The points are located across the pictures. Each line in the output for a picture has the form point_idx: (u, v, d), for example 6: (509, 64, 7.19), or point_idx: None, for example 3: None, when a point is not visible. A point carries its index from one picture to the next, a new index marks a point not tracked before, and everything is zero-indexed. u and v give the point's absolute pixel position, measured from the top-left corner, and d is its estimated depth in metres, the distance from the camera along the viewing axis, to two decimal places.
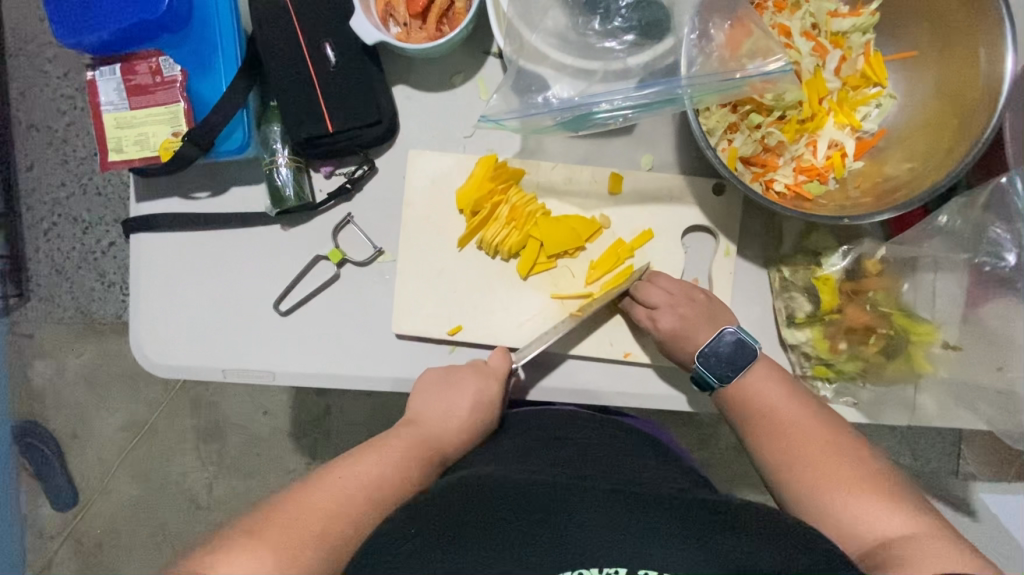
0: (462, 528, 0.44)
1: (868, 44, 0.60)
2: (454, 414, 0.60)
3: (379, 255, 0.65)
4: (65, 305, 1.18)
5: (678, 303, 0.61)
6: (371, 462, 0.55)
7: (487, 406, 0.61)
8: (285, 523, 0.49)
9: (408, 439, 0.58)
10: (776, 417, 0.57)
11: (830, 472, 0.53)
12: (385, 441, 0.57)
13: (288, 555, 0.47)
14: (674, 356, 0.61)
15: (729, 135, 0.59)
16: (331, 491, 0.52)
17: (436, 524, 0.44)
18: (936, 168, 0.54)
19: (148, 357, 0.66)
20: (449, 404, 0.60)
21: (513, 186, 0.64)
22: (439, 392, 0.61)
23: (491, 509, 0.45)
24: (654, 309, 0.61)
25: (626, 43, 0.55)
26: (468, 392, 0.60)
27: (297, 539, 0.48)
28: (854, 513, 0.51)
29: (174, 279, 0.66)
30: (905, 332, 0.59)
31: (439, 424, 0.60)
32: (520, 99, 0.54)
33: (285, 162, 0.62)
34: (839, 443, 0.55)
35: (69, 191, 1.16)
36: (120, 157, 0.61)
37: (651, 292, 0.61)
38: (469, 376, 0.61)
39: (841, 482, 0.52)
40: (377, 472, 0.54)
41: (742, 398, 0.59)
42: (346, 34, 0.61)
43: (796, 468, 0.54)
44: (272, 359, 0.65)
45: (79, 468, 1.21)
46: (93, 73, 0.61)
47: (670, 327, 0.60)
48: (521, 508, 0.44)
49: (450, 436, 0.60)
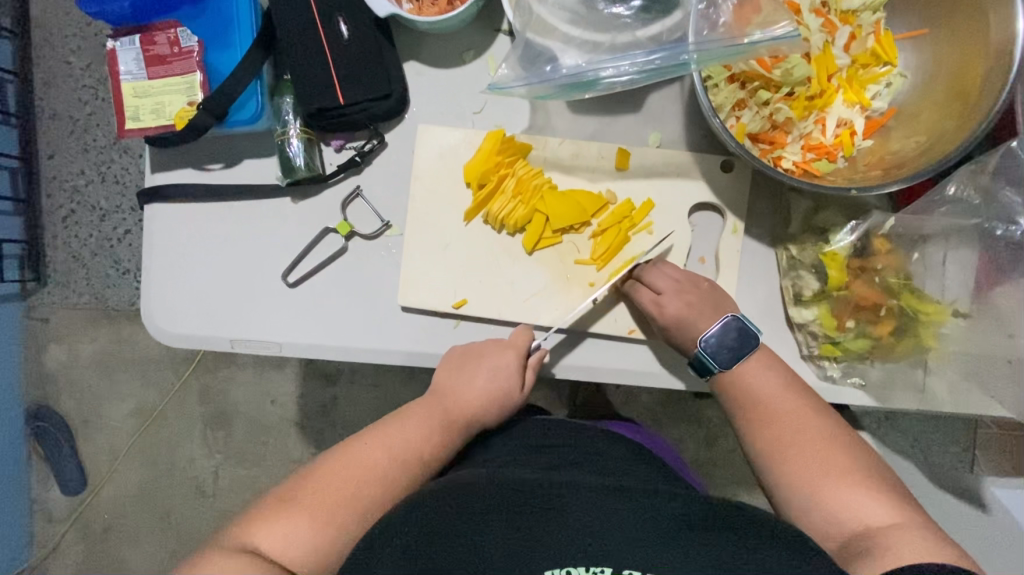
0: (456, 519, 0.44)
1: (878, 23, 0.60)
2: (467, 391, 0.61)
3: (386, 228, 0.66)
4: (80, 290, 1.20)
5: (684, 289, 0.61)
6: (394, 432, 0.58)
7: (505, 378, 0.61)
8: (319, 490, 0.53)
9: (428, 411, 0.60)
10: (767, 405, 0.57)
11: (817, 461, 0.53)
12: (407, 410, 0.60)
13: (323, 519, 0.51)
14: (677, 340, 0.60)
15: (738, 111, 0.59)
16: (352, 467, 0.55)
17: (430, 517, 0.45)
18: (945, 142, 0.54)
19: (159, 326, 0.67)
20: (468, 379, 0.61)
21: (520, 160, 0.64)
22: (459, 366, 0.62)
23: (477, 507, 0.45)
24: (661, 293, 0.61)
25: (633, 9, 0.56)
26: (484, 365, 0.61)
27: (327, 505, 0.52)
28: (838, 503, 0.51)
29: (186, 247, 0.67)
30: (912, 310, 0.58)
31: (460, 397, 0.61)
32: (529, 68, 0.55)
33: (296, 134, 0.63)
34: (830, 434, 0.54)
35: (88, 179, 1.19)
36: (136, 125, 0.62)
37: (657, 278, 0.62)
38: (487, 350, 0.62)
39: (825, 472, 0.52)
40: (400, 442, 0.57)
41: (737, 386, 0.58)
42: (359, 8, 0.62)
43: (783, 457, 0.54)
44: (279, 330, 0.66)
45: (90, 452, 1.22)
46: (115, 44, 0.62)
47: (677, 313, 0.59)
48: (510, 509, 0.45)
49: (471, 410, 0.61)
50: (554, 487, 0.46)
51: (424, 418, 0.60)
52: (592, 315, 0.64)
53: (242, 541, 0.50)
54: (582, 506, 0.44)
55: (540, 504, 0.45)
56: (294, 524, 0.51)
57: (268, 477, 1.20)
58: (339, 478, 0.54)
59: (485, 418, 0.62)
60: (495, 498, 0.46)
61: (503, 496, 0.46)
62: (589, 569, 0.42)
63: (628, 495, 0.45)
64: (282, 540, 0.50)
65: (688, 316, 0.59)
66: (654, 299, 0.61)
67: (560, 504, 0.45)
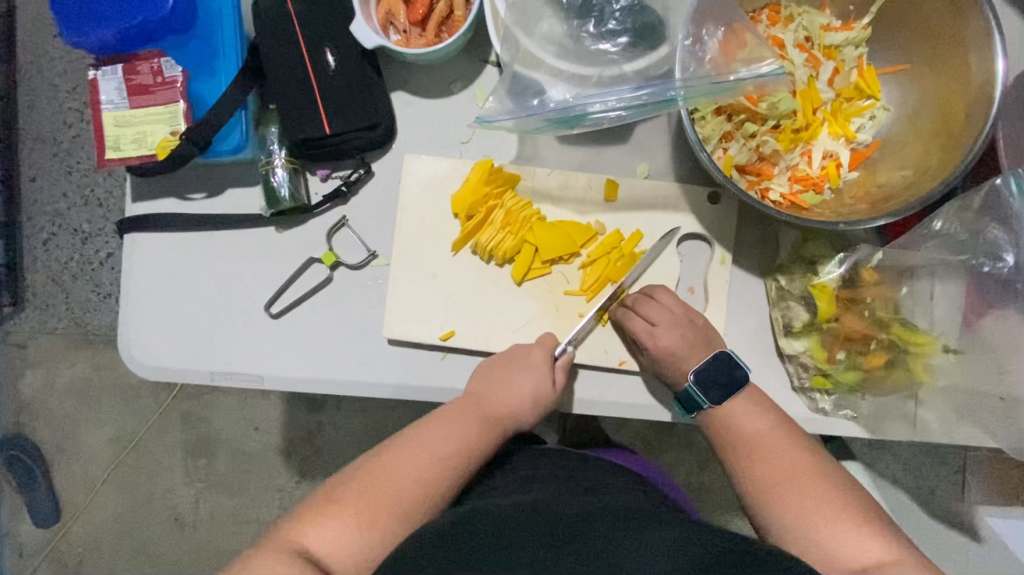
0: (460, 545, 0.43)
1: (861, 58, 0.61)
2: (509, 391, 0.59)
3: (373, 258, 0.65)
4: (59, 315, 1.17)
5: (679, 322, 0.59)
6: (435, 431, 0.56)
7: (545, 376, 0.59)
8: (361, 489, 0.51)
9: (469, 410, 0.58)
10: (755, 441, 0.56)
11: (813, 497, 0.52)
12: (443, 410, 0.58)
13: (369, 520, 0.49)
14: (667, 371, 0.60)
15: (724, 143, 0.60)
16: (396, 468, 0.53)
17: (450, 539, 0.44)
18: (930, 176, 0.54)
19: (136, 359, 0.65)
20: (507, 379, 0.59)
21: (509, 191, 0.63)
22: (499, 368, 0.60)
23: (497, 531, 0.45)
24: (655, 324, 0.59)
25: (620, 46, 0.56)
26: (527, 364, 0.59)
27: (374, 507, 0.50)
28: (838, 540, 0.49)
29: (167, 278, 0.65)
30: (903, 342, 0.57)
31: (499, 397, 0.59)
32: (516, 100, 0.55)
33: (281, 163, 0.63)
34: (822, 471, 0.53)
35: (70, 202, 1.17)
36: (117, 155, 0.61)
37: (651, 308, 0.60)
38: (527, 348, 0.61)
39: (822, 509, 0.51)
40: (442, 444, 0.55)
41: (726, 424, 0.57)
42: (346, 39, 0.62)
43: (778, 494, 0.52)
44: (261, 362, 0.65)
45: (64, 483, 1.19)
46: (95, 73, 0.61)
47: (671, 345, 0.58)
48: (530, 530, 0.45)
49: (511, 410, 0.59)
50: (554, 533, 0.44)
51: (467, 417, 0.57)
52: (581, 346, 0.63)
53: (291, 540, 0.47)
54: (574, 557, 0.41)
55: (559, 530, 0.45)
56: (340, 521, 0.49)
57: (251, 507, 1.16)
58: (379, 479, 0.52)
59: (524, 419, 0.60)
60: (491, 536, 0.44)
61: (501, 534, 0.44)
62: None
63: (621, 533, 0.44)
64: (330, 540, 0.48)
65: (675, 348, 0.59)
66: (649, 329, 0.59)
67: (551, 537, 0.44)
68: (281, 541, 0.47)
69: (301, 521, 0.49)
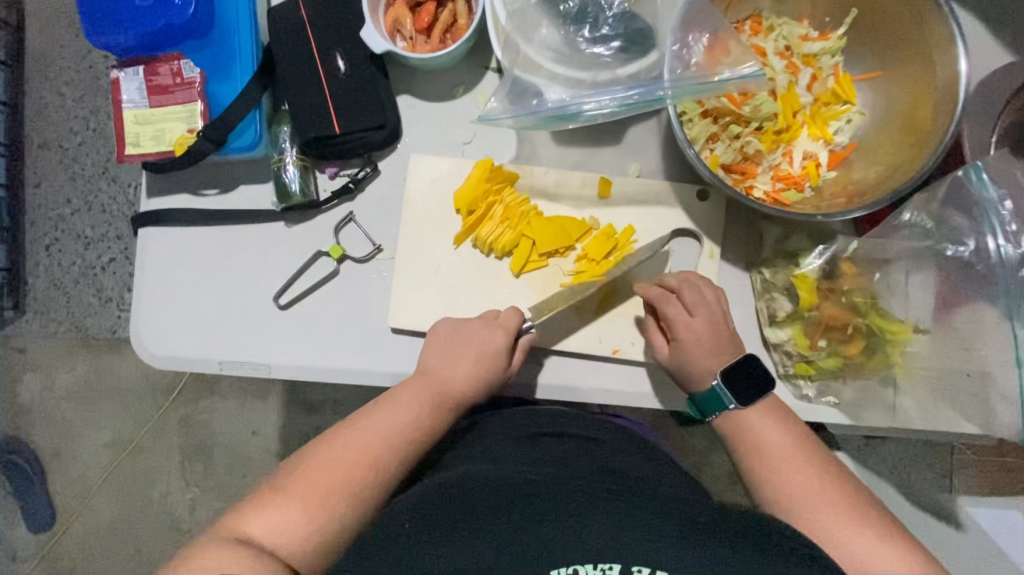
0: (438, 522, 0.44)
1: (837, 65, 0.65)
2: (456, 368, 0.60)
3: (378, 252, 0.68)
4: (60, 319, 1.19)
5: (715, 314, 0.60)
6: (384, 414, 0.57)
7: (493, 358, 0.60)
8: (309, 474, 0.53)
9: (417, 389, 0.59)
10: (778, 456, 0.55)
11: (837, 511, 0.51)
12: (393, 391, 0.59)
13: (314, 505, 0.51)
14: (697, 366, 0.59)
15: (711, 144, 0.64)
16: (344, 452, 0.54)
17: (428, 515, 0.45)
18: (902, 172, 0.58)
19: (147, 349, 0.67)
20: (456, 360, 0.61)
21: (508, 188, 0.67)
22: (452, 347, 0.61)
23: (477, 500, 0.45)
24: (694, 316, 0.60)
25: (614, 49, 0.60)
26: (475, 344, 0.60)
27: (318, 491, 0.52)
28: (867, 555, 0.49)
29: (180, 270, 0.68)
30: (879, 329, 0.61)
31: (448, 377, 0.60)
32: (516, 101, 0.58)
33: (292, 161, 0.66)
34: (843, 485, 0.53)
35: (74, 208, 1.20)
36: (136, 151, 0.64)
37: (690, 294, 0.61)
38: (479, 328, 0.61)
39: (847, 522, 0.50)
40: (390, 425, 0.57)
41: (748, 438, 0.57)
42: (355, 45, 0.66)
43: (804, 508, 0.52)
44: (268, 351, 0.67)
45: (60, 486, 1.19)
46: (118, 73, 0.65)
47: (705, 334, 0.59)
48: (508, 499, 0.45)
49: (458, 389, 0.60)
50: (531, 504, 0.44)
51: (415, 397, 0.58)
52: (576, 335, 0.66)
53: (235, 527, 0.49)
54: (547, 533, 0.42)
55: (537, 498, 0.45)
56: (285, 509, 0.51)
57: None
58: (326, 463, 0.54)
59: (472, 397, 0.61)
60: (471, 506, 0.45)
61: (480, 506, 0.45)
62: (598, 566, 0.41)
63: (599, 507, 0.44)
64: (273, 526, 0.50)
65: (704, 339, 0.59)
66: (686, 319, 0.60)
67: (532, 506, 0.44)
68: (230, 528, 0.49)
69: (248, 507, 0.51)
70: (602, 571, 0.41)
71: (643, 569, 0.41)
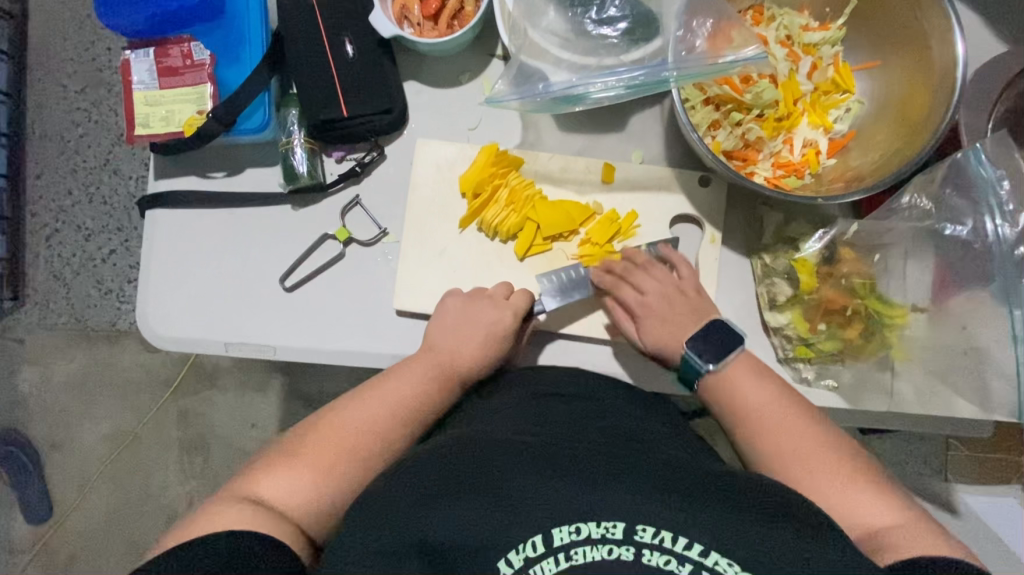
0: (447, 482, 0.45)
1: (837, 55, 0.67)
2: (465, 345, 0.62)
3: (383, 235, 0.69)
4: (60, 310, 1.19)
5: (668, 291, 0.63)
6: (394, 386, 0.58)
7: (503, 337, 0.62)
8: (320, 440, 0.53)
9: (428, 363, 0.60)
10: (768, 412, 0.55)
11: (826, 463, 0.51)
12: (406, 364, 0.60)
13: (324, 470, 0.51)
14: (661, 338, 0.62)
15: (713, 131, 0.65)
16: (355, 421, 0.55)
17: (439, 474, 0.45)
18: (900, 157, 0.59)
19: (153, 330, 0.68)
20: (465, 336, 0.62)
21: (513, 172, 0.68)
22: (461, 324, 0.63)
23: (488, 460, 0.46)
24: (645, 293, 0.63)
25: (620, 30, 0.61)
26: (486, 321, 0.62)
27: (328, 458, 0.52)
28: (858, 506, 0.49)
29: (187, 251, 0.69)
30: (878, 314, 0.62)
31: (458, 354, 0.61)
32: (522, 83, 0.59)
33: (300, 144, 0.67)
34: (836, 440, 0.53)
35: (75, 199, 1.20)
36: (146, 131, 0.65)
37: (641, 278, 0.63)
38: (490, 306, 0.63)
39: (839, 475, 0.50)
40: (399, 397, 0.57)
41: (737, 395, 0.57)
42: (363, 31, 0.67)
43: (794, 461, 0.52)
44: (273, 334, 0.68)
45: (58, 478, 1.19)
46: (130, 54, 0.66)
47: (661, 310, 0.62)
48: (518, 459, 0.46)
49: (469, 366, 0.61)
50: (541, 464, 0.45)
51: (425, 370, 0.60)
52: (578, 318, 0.67)
53: (245, 489, 0.50)
54: (555, 492, 0.43)
55: (547, 459, 0.45)
56: (293, 473, 0.51)
57: None
58: (335, 430, 0.54)
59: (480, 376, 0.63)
60: (481, 466, 0.45)
61: (491, 465, 0.45)
62: (604, 525, 0.42)
63: (610, 470, 0.44)
64: (281, 489, 0.50)
65: (658, 314, 0.62)
66: (640, 299, 0.63)
67: (543, 467, 0.45)
68: (242, 490, 0.50)
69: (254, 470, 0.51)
70: (608, 530, 0.42)
71: (647, 529, 0.41)
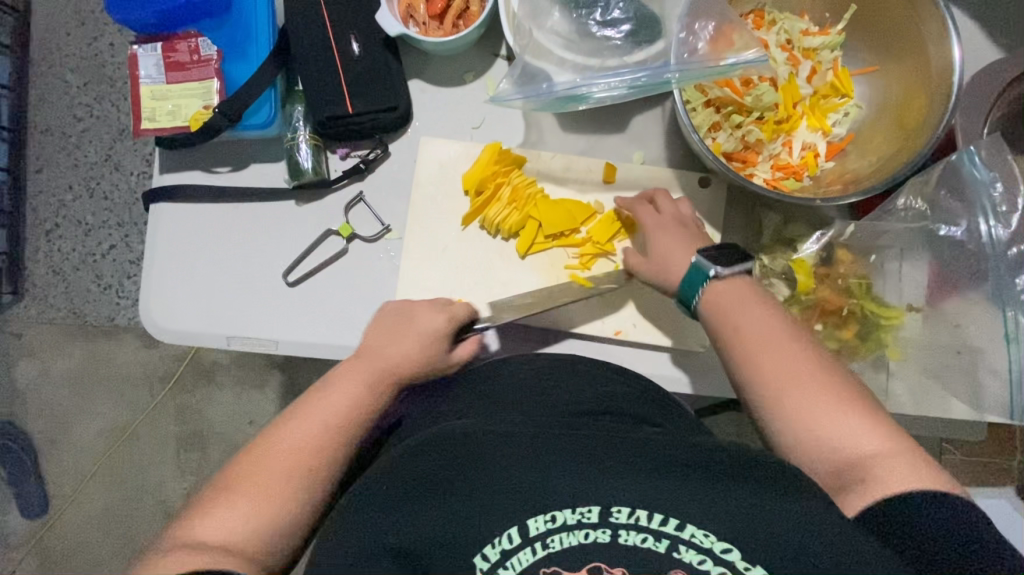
0: (422, 481, 0.44)
1: (836, 60, 0.68)
2: (397, 350, 0.59)
3: (386, 232, 0.69)
4: (59, 305, 1.20)
5: (683, 220, 0.63)
6: (325, 398, 0.56)
7: (439, 338, 0.61)
8: (255, 470, 0.52)
9: (361, 371, 0.58)
10: (763, 337, 0.53)
11: (815, 393, 0.50)
12: (334, 374, 0.58)
13: (262, 499, 0.50)
14: (664, 253, 0.61)
15: (713, 133, 0.65)
16: (288, 443, 0.53)
17: (414, 475, 0.44)
18: (897, 160, 0.60)
19: (156, 323, 0.68)
20: (398, 341, 0.60)
21: (515, 170, 0.68)
22: (394, 329, 0.61)
23: (463, 452, 0.45)
24: (660, 212, 0.64)
25: (624, 32, 0.62)
26: (419, 324, 0.60)
27: (265, 487, 0.51)
28: (841, 435, 0.49)
29: (191, 246, 0.69)
30: (875, 314, 0.63)
31: (390, 356, 0.59)
32: (526, 83, 0.60)
33: (305, 140, 0.67)
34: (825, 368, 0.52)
35: (76, 194, 1.20)
36: (152, 126, 0.66)
37: (659, 199, 0.65)
38: (424, 308, 0.62)
39: (827, 405, 0.50)
40: (331, 409, 0.56)
41: (730, 322, 0.55)
42: (370, 29, 0.68)
43: (782, 391, 0.51)
44: (276, 328, 0.68)
45: (54, 472, 1.19)
46: (137, 49, 0.66)
47: (673, 227, 0.62)
48: (492, 449, 0.45)
49: (403, 369, 0.59)
50: (516, 452, 0.44)
51: (356, 377, 0.58)
52: (578, 316, 0.68)
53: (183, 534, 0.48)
54: (530, 479, 0.43)
55: (521, 448, 0.45)
56: (231, 508, 0.50)
57: None
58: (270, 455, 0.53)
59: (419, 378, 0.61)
60: (456, 464, 0.44)
61: (466, 462, 0.44)
62: (578, 510, 0.42)
63: (585, 455, 0.44)
64: (220, 526, 0.49)
65: (670, 231, 0.62)
66: (655, 216, 0.63)
67: (516, 455, 0.44)
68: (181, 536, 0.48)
69: (202, 507, 0.50)
70: (582, 514, 0.42)
71: (622, 510, 0.42)
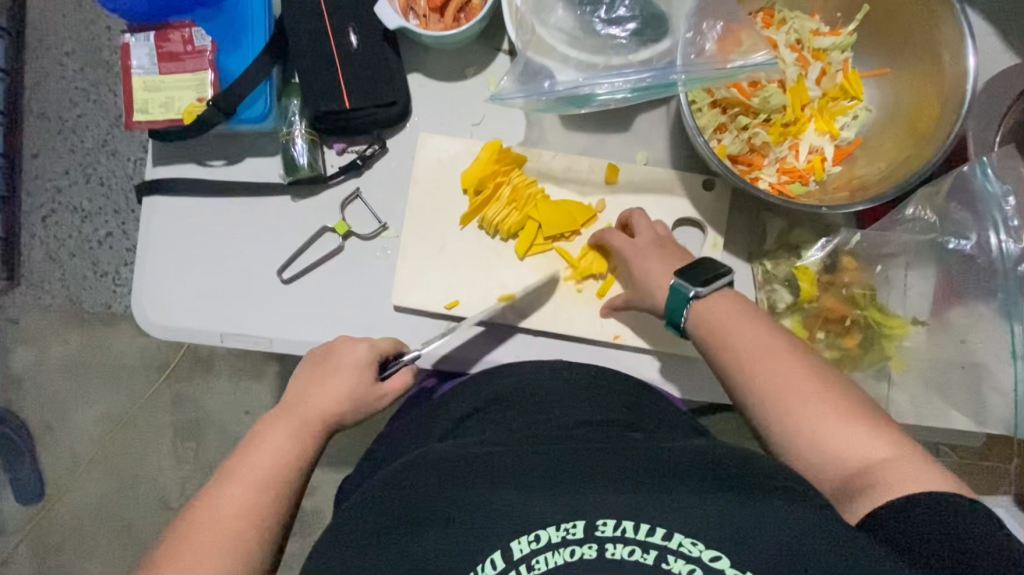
0: (397, 514, 0.43)
1: (847, 61, 0.66)
2: (325, 392, 0.58)
3: (383, 229, 0.68)
4: (55, 292, 1.19)
5: (662, 241, 0.62)
6: (256, 451, 0.53)
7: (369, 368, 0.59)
8: (185, 545, 0.47)
9: (288, 417, 0.56)
10: (753, 346, 0.52)
11: (809, 398, 0.49)
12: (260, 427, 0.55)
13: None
14: (649, 277, 0.60)
15: (718, 134, 0.64)
16: (218, 509, 0.49)
17: (392, 506, 0.43)
18: (907, 167, 0.59)
19: (149, 320, 0.67)
20: (326, 380, 0.58)
21: (515, 169, 0.67)
22: (320, 372, 0.59)
23: (441, 477, 0.44)
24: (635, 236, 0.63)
25: (629, 31, 0.60)
26: (346, 360, 0.59)
27: (196, 560, 0.46)
28: (839, 440, 0.47)
29: (184, 242, 0.68)
30: (878, 324, 0.62)
31: (313, 400, 0.57)
32: (529, 82, 0.59)
33: (301, 135, 0.66)
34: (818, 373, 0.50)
35: (72, 181, 1.18)
36: (144, 118, 0.64)
37: (636, 219, 0.64)
38: (346, 344, 0.60)
39: (823, 411, 0.48)
40: (261, 462, 0.52)
41: (720, 332, 0.54)
42: (369, 21, 0.66)
43: (777, 398, 0.50)
44: (270, 326, 0.67)
45: (50, 460, 1.19)
46: (129, 38, 0.64)
47: (651, 249, 0.62)
48: (470, 474, 0.44)
49: (330, 408, 0.57)
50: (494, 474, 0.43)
51: (284, 424, 0.55)
52: (577, 318, 0.67)
53: None
54: (510, 495, 0.42)
55: (500, 470, 0.43)
56: None
57: None
58: (199, 526, 0.48)
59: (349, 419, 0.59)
60: (432, 492, 0.43)
61: (442, 489, 0.43)
62: (561, 526, 0.40)
63: (563, 470, 0.43)
64: None
65: (648, 257, 0.61)
66: (628, 240, 0.63)
67: (495, 478, 0.43)
68: None
69: None
70: (568, 530, 0.40)
71: (607, 522, 0.40)
